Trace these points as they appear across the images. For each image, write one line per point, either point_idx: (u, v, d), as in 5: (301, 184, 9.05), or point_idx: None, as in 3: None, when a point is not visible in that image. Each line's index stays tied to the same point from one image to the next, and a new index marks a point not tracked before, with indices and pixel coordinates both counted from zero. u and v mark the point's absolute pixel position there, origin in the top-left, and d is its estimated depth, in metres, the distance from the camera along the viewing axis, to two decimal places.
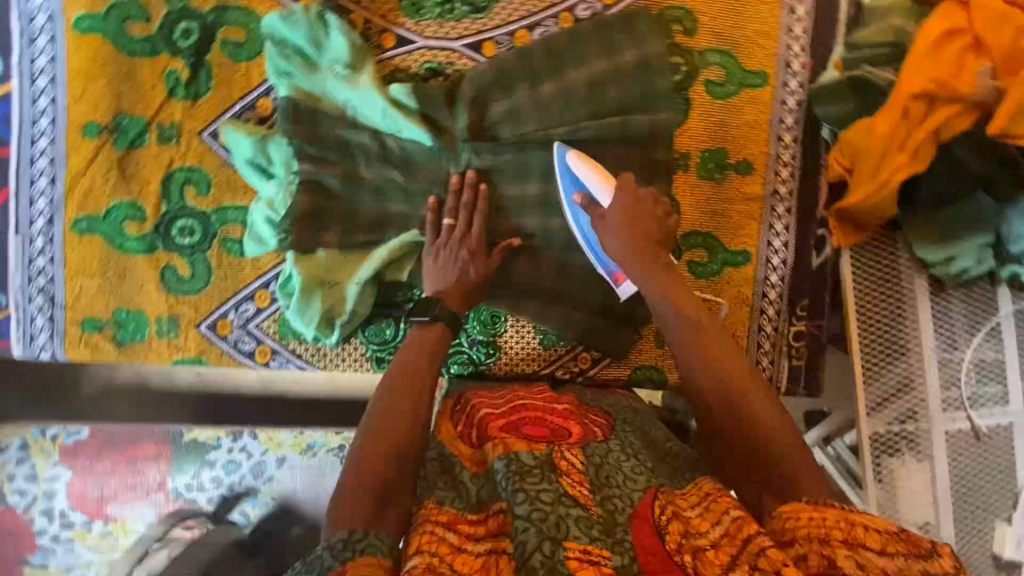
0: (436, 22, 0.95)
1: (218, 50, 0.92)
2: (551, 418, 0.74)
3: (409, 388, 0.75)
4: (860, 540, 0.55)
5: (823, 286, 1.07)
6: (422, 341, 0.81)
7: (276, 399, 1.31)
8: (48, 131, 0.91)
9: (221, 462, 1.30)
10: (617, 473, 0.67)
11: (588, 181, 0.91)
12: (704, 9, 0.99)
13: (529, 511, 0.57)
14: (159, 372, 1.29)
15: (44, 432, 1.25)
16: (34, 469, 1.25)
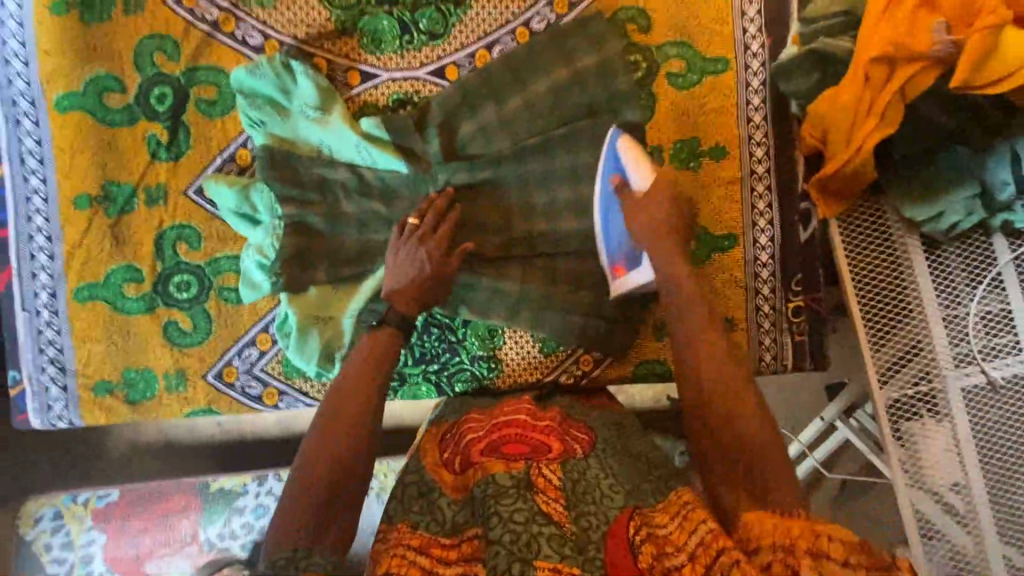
0: (397, 55, 0.97)
1: (193, 109, 0.95)
2: (531, 436, 0.81)
3: (358, 399, 0.80)
4: (825, 550, 0.60)
5: (816, 259, 1.06)
6: (370, 351, 0.84)
7: (295, 439, 1.48)
8: (42, 208, 0.95)
9: (249, 508, 1.32)
10: (595, 489, 0.72)
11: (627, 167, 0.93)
12: (656, 5, 1.01)
13: (504, 535, 0.65)
14: (185, 429, 1.48)
15: (76, 498, 1.30)
16: (69, 536, 1.28)
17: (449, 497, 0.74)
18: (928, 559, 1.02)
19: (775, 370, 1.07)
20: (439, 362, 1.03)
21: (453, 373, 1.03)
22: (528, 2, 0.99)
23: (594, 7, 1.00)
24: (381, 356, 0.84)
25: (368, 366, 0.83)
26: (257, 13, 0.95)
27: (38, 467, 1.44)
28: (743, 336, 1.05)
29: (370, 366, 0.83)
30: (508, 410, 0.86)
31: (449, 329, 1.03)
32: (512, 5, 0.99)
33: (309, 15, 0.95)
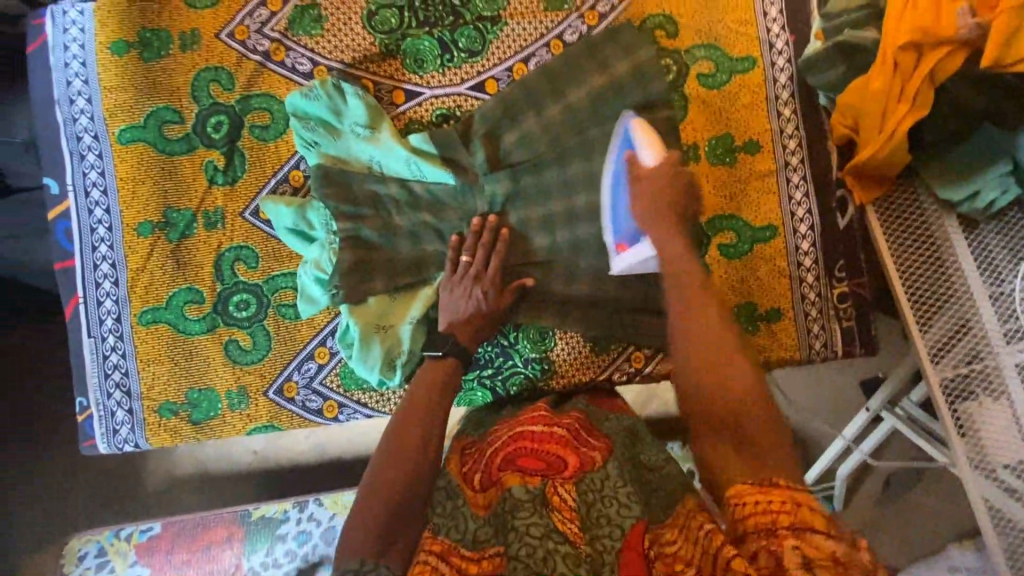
0: (439, 72, 1.02)
1: (248, 135, 0.99)
2: (551, 449, 0.79)
3: (423, 415, 0.83)
4: (807, 522, 0.62)
5: (856, 246, 1.08)
6: (435, 372, 0.89)
7: (335, 461, 1.49)
8: (107, 237, 0.98)
9: (292, 535, 1.32)
10: (611, 506, 0.71)
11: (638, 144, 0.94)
12: (682, 11, 1.05)
13: (519, 551, 0.66)
14: (221, 459, 1.48)
15: (119, 533, 1.32)
16: (113, 572, 1.29)
17: (472, 512, 0.73)
18: (998, 543, 1.00)
19: (825, 357, 1.08)
20: (492, 367, 1.04)
21: (507, 377, 1.04)
22: (560, 16, 1.04)
23: (623, 16, 1.05)
24: (446, 378, 0.89)
25: (434, 385, 0.87)
26: (305, 41, 1.00)
27: (88, 500, 1.45)
28: (791, 325, 1.06)
29: (436, 387, 0.87)
30: (523, 422, 0.84)
31: (502, 334, 1.04)
32: (545, 20, 1.03)
33: (354, 40, 1.00)
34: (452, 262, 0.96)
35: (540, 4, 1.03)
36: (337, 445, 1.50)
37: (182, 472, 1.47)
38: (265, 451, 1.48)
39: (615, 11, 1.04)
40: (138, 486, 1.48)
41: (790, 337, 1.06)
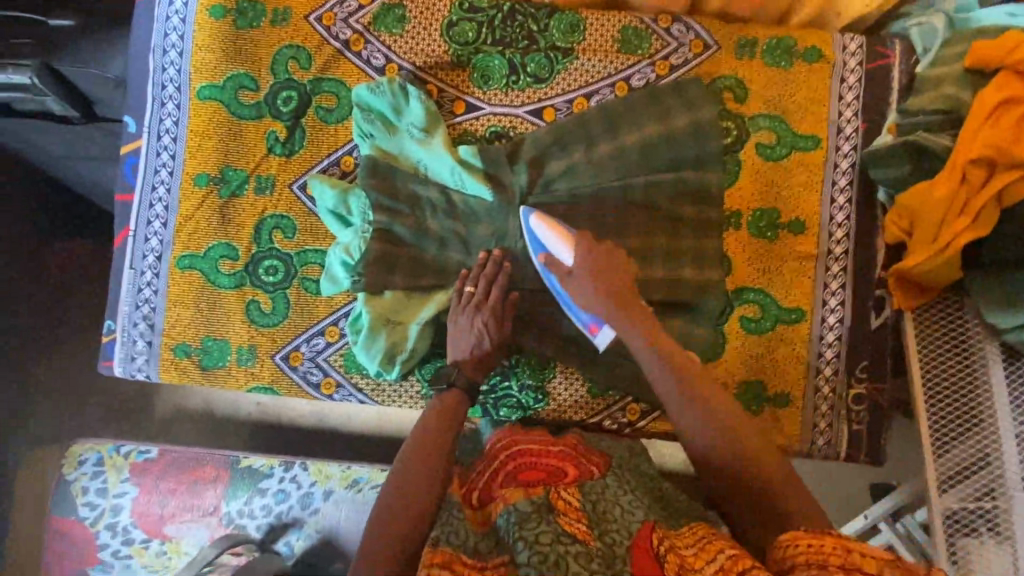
0: (502, 91, 1.04)
1: (313, 114, 1.05)
2: (547, 461, 0.89)
3: (428, 449, 0.86)
4: (857, 565, 0.60)
5: (883, 350, 1.04)
6: (443, 404, 0.92)
7: (326, 432, 1.55)
8: (167, 180, 1.05)
9: (272, 491, 1.39)
10: (614, 507, 0.77)
11: (549, 242, 0.95)
12: (755, 78, 1.04)
13: (532, 557, 0.69)
14: (224, 403, 1.57)
15: (119, 449, 1.40)
16: (105, 483, 1.38)
17: (470, 526, 0.79)
18: None
19: (826, 455, 1.04)
20: (488, 384, 1.06)
21: (500, 398, 1.05)
22: (632, 59, 1.04)
23: (694, 71, 1.04)
24: (453, 410, 0.92)
25: (440, 419, 0.90)
26: (384, 37, 1.04)
27: (103, 409, 1.57)
28: (797, 414, 1.04)
29: (439, 421, 0.90)
30: (518, 440, 0.93)
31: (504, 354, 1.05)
32: (616, 61, 1.04)
33: (430, 45, 1.04)
34: (457, 292, 0.99)
35: (615, 44, 1.04)
36: (330, 417, 1.56)
37: (183, 407, 1.57)
38: (266, 405, 1.56)
39: (688, 65, 1.04)
40: (148, 408, 1.58)
41: (793, 426, 1.04)
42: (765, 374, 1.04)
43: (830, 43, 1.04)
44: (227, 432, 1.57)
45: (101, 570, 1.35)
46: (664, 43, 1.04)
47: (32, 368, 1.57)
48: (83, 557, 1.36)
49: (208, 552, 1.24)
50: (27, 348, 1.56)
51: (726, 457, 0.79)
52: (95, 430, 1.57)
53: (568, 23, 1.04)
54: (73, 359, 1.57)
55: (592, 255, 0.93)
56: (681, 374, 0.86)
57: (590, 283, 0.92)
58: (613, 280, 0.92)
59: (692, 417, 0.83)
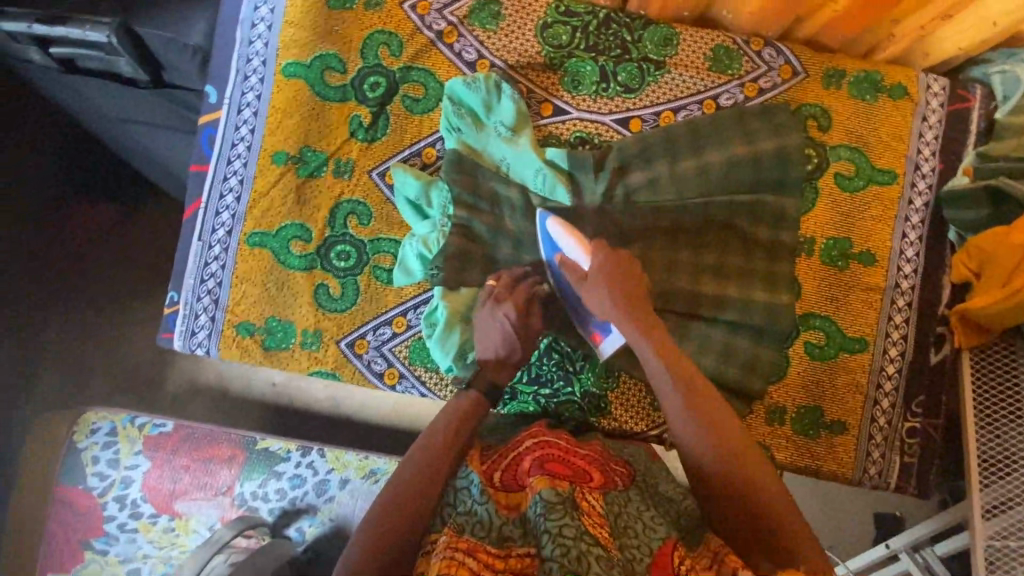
0: (591, 97, 1.04)
1: (398, 103, 1.04)
2: (576, 462, 0.85)
3: (444, 447, 0.85)
4: None
5: (940, 387, 1.06)
6: (464, 404, 0.90)
7: (340, 418, 1.53)
8: (244, 155, 1.03)
9: (288, 475, 1.38)
10: (636, 523, 0.76)
11: (564, 245, 0.97)
12: (840, 109, 1.05)
13: (556, 550, 0.67)
14: (239, 383, 1.54)
15: (134, 420, 1.38)
16: (117, 454, 1.36)
17: (495, 507, 0.78)
18: None
19: (875, 485, 1.06)
20: (550, 388, 1.05)
21: (561, 402, 1.05)
22: (722, 79, 1.05)
23: (782, 96, 1.05)
24: (476, 412, 0.90)
25: (462, 419, 0.89)
26: (478, 32, 1.04)
27: (121, 379, 1.53)
28: (852, 442, 1.05)
29: (460, 420, 0.88)
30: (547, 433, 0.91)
31: (569, 358, 1.05)
32: (707, 78, 1.05)
33: (523, 44, 1.04)
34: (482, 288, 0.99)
35: (707, 62, 1.05)
36: (345, 403, 1.54)
37: (196, 383, 1.54)
38: (282, 386, 1.53)
39: (776, 89, 1.05)
40: (161, 381, 1.55)
41: (848, 454, 1.05)
42: (824, 400, 1.05)
43: (914, 81, 1.06)
44: (239, 412, 1.54)
45: (105, 542, 1.31)
46: (754, 65, 1.05)
47: (54, 330, 1.53)
48: (88, 528, 1.32)
49: (224, 533, 1.23)
50: (48, 310, 1.52)
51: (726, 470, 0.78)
52: (109, 401, 1.53)
53: (663, 36, 1.05)
54: (96, 325, 1.54)
55: (605, 254, 0.94)
56: (681, 380, 0.86)
57: (601, 280, 0.92)
58: (625, 285, 0.92)
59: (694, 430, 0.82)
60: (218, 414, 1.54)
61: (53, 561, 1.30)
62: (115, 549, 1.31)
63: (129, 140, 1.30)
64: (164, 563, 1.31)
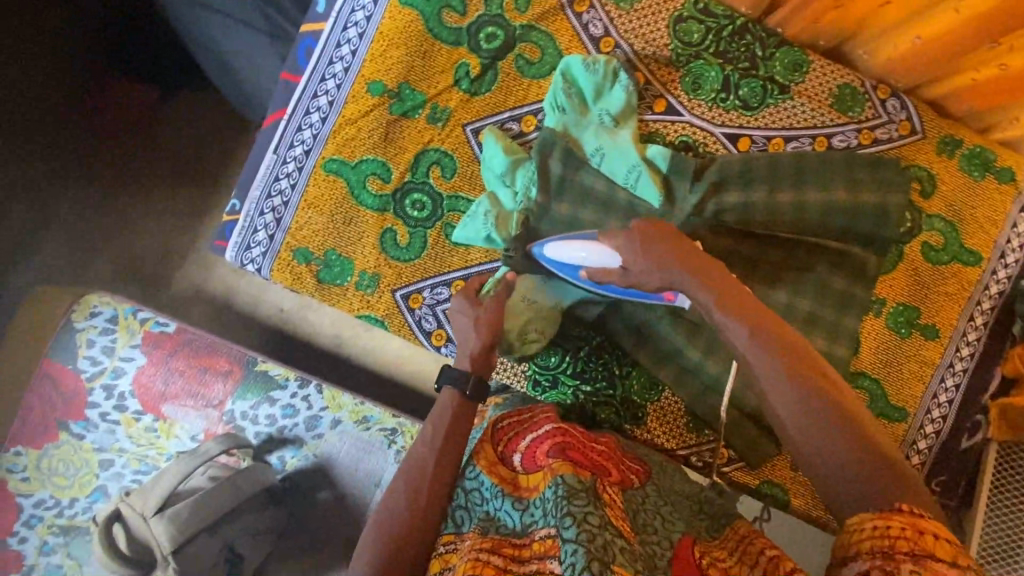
0: (707, 105, 1.02)
1: (511, 61, 0.99)
2: (592, 454, 0.81)
3: (430, 466, 0.81)
4: (927, 550, 0.56)
5: (962, 471, 1.07)
6: (446, 411, 0.86)
7: (341, 358, 1.46)
8: (340, 75, 0.98)
9: (281, 403, 1.33)
10: (653, 519, 0.74)
11: (580, 255, 0.89)
12: (947, 178, 1.04)
13: (580, 534, 0.62)
14: (249, 299, 1.47)
15: (136, 313, 1.32)
16: (113, 343, 1.31)
17: (513, 498, 0.76)
18: None
19: None
20: (592, 386, 1.04)
21: (599, 403, 1.03)
22: (841, 119, 1.02)
23: (893, 152, 1.03)
24: (462, 417, 0.86)
25: (446, 427, 0.84)
26: (610, 9, 0.99)
27: (132, 269, 1.47)
28: None
29: (444, 429, 0.84)
30: (545, 420, 0.87)
31: (617, 361, 1.04)
32: (826, 115, 1.02)
33: (653, 32, 1.00)
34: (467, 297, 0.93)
35: (830, 98, 1.02)
36: (351, 345, 1.47)
37: (203, 289, 1.47)
38: (290, 313, 1.46)
39: (890, 143, 1.03)
40: (165, 279, 1.47)
41: None
42: None
43: None
44: (241, 328, 1.48)
45: (83, 427, 1.27)
46: (876, 114, 1.02)
47: (69, 200, 1.46)
48: (69, 408, 1.28)
49: (212, 447, 1.22)
50: (66, 180, 1.44)
51: (845, 451, 0.65)
52: (110, 285, 1.47)
53: (794, 60, 1.01)
54: (115, 208, 1.47)
55: (636, 241, 0.82)
56: (739, 307, 0.74)
57: (655, 260, 0.80)
58: (682, 256, 0.79)
59: (793, 405, 0.68)
60: (219, 326, 1.48)
61: (26, 434, 1.26)
62: (92, 437, 1.27)
63: (187, 18, 1.13)
64: (139, 461, 1.27)
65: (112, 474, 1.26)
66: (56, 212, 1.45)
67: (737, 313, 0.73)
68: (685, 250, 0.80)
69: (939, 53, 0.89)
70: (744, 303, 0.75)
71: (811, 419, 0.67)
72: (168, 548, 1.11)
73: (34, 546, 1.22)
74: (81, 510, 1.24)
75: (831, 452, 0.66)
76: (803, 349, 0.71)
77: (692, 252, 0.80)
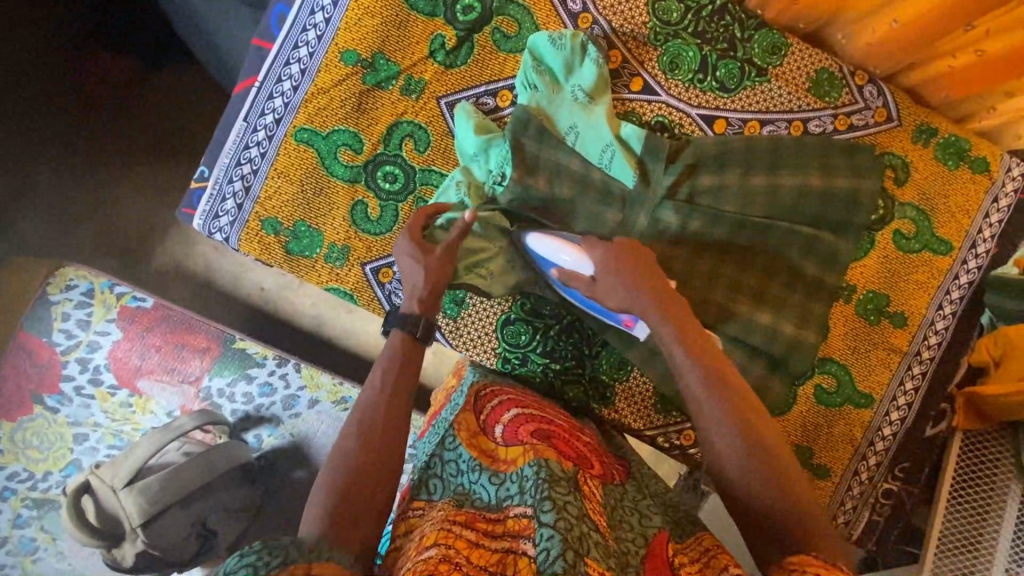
0: (683, 85, 1.01)
1: (487, 35, 0.98)
2: (577, 445, 0.83)
3: (384, 409, 0.78)
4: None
5: (925, 458, 1.09)
6: (396, 351, 0.84)
7: (319, 338, 1.44)
8: (312, 43, 0.97)
9: (258, 381, 1.31)
10: (630, 515, 0.74)
11: (561, 259, 0.91)
12: (921, 167, 1.04)
13: (558, 521, 0.62)
14: (227, 277, 1.45)
15: (113, 287, 1.30)
16: (89, 316, 1.29)
17: (490, 470, 0.76)
18: None
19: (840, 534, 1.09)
20: (561, 364, 1.04)
21: (569, 382, 1.04)
22: (817, 104, 1.02)
23: (869, 138, 1.03)
24: (410, 361, 0.84)
25: (398, 370, 0.82)
26: None
27: (105, 242, 1.44)
28: (830, 489, 1.08)
29: (394, 371, 0.82)
30: (533, 404, 0.89)
31: (587, 341, 1.04)
32: (803, 99, 1.02)
33: (632, 10, 0.99)
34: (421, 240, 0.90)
35: (807, 83, 1.02)
36: (330, 326, 1.45)
37: (180, 264, 1.45)
38: (269, 292, 1.45)
39: (866, 130, 1.03)
40: (141, 254, 1.45)
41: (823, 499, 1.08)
42: (816, 445, 1.07)
43: (998, 160, 1.04)
44: (220, 306, 1.46)
45: (57, 400, 1.26)
46: (852, 100, 1.02)
47: (41, 171, 1.42)
48: (42, 381, 1.26)
49: (185, 422, 1.21)
50: (39, 151, 1.41)
51: (772, 494, 0.69)
52: (81, 258, 1.43)
53: (773, 43, 1.00)
54: (88, 180, 1.44)
55: (610, 261, 0.86)
56: (694, 351, 0.79)
57: (622, 285, 0.84)
58: (655, 295, 0.83)
59: (735, 448, 0.72)
60: (197, 303, 1.46)
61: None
62: (66, 410, 1.26)
63: None
64: (114, 436, 1.27)
65: (86, 449, 1.25)
66: (26, 182, 1.41)
67: (696, 357, 0.78)
68: (660, 289, 0.84)
69: (915, 39, 0.89)
70: (703, 344, 0.80)
71: (748, 460, 0.71)
72: (138, 522, 1.11)
73: (7, 518, 1.21)
74: (54, 483, 1.23)
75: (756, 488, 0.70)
76: (742, 391, 0.77)
77: (665, 291, 0.84)
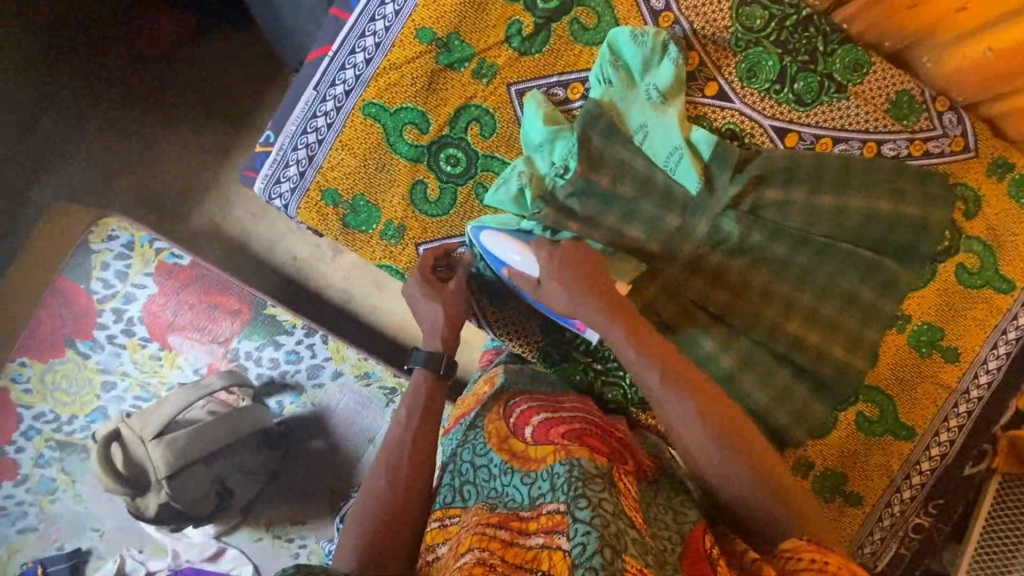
0: (759, 95, 0.99)
1: (565, 25, 0.97)
2: (608, 441, 0.82)
3: (410, 441, 0.82)
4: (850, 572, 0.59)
5: (961, 496, 1.07)
6: (420, 391, 0.88)
7: (348, 312, 1.45)
8: (389, 17, 0.96)
9: (286, 348, 1.32)
10: (665, 513, 0.73)
11: (507, 257, 0.91)
12: (993, 202, 1.01)
13: (594, 517, 0.60)
14: (266, 243, 1.46)
15: (153, 242, 1.32)
16: (127, 268, 1.31)
17: (523, 471, 0.75)
18: None
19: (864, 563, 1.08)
20: (603, 364, 1.04)
21: (608, 383, 1.03)
22: (895, 127, 0.99)
23: (942, 167, 1.00)
24: (436, 394, 0.88)
25: (422, 405, 0.86)
26: None
27: (149, 196, 1.45)
28: (861, 516, 1.07)
29: (419, 411, 0.85)
30: (564, 407, 0.88)
31: None
32: (880, 120, 0.99)
33: (715, 12, 0.97)
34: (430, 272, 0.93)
35: (887, 103, 0.98)
36: (360, 301, 1.45)
37: (222, 223, 1.46)
38: (303, 262, 1.45)
39: (941, 158, 1.00)
40: (183, 212, 1.46)
41: (852, 525, 1.07)
42: (850, 471, 1.06)
43: None
44: (255, 270, 1.47)
45: (89, 346, 1.28)
46: (932, 125, 0.99)
47: (92, 121, 1.43)
48: (78, 327, 1.28)
49: (213, 381, 1.26)
50: (93, 101, 1.43)
51: (746, 484, 0.71)
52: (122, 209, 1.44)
53: (856, 58, 0.97)
54: (137, 133, 1.45)
55: (556, 263, 0.84)
56: (645, 349, 0.78)
57: (565, 292, 0.83)
58: (599, 289, 0.82)
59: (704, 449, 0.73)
60: (232, 266, 1.47)
61: (35, 346, 1.27)
62: (97, 357, 1.28)
63: None
64: (140, 388, 1.28)
65: (113, 397, 1.27)
66: (78, 131, 1.43)
67: (647, 354, 0.78)
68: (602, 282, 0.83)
69: (1007, 69, 0.87)
70: (651, 339, 0.79)
71: (719, 459, 0.73)
72: (163, 473, 1.15)
73: (29, 457, 1.23)
74: (78, 428, 1.25)
75: (731, 482, 0.72)
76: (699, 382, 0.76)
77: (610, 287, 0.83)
